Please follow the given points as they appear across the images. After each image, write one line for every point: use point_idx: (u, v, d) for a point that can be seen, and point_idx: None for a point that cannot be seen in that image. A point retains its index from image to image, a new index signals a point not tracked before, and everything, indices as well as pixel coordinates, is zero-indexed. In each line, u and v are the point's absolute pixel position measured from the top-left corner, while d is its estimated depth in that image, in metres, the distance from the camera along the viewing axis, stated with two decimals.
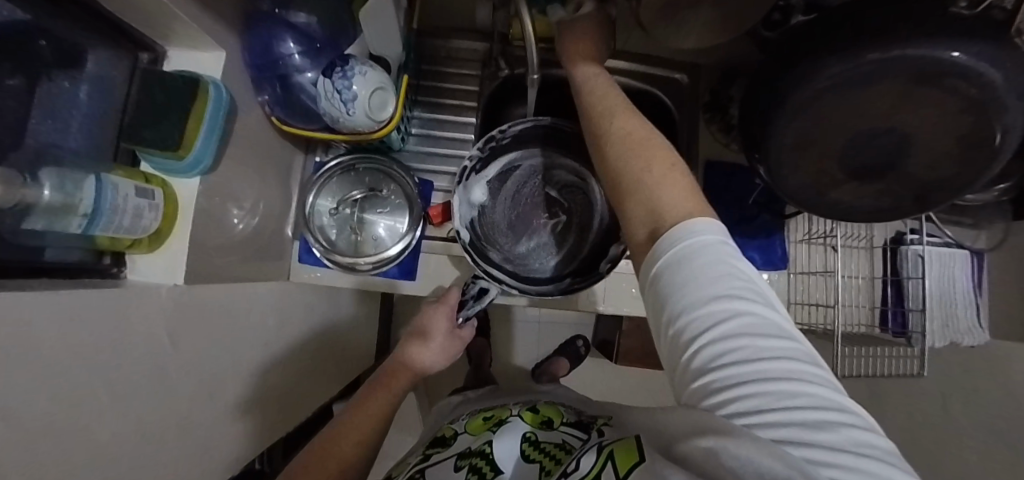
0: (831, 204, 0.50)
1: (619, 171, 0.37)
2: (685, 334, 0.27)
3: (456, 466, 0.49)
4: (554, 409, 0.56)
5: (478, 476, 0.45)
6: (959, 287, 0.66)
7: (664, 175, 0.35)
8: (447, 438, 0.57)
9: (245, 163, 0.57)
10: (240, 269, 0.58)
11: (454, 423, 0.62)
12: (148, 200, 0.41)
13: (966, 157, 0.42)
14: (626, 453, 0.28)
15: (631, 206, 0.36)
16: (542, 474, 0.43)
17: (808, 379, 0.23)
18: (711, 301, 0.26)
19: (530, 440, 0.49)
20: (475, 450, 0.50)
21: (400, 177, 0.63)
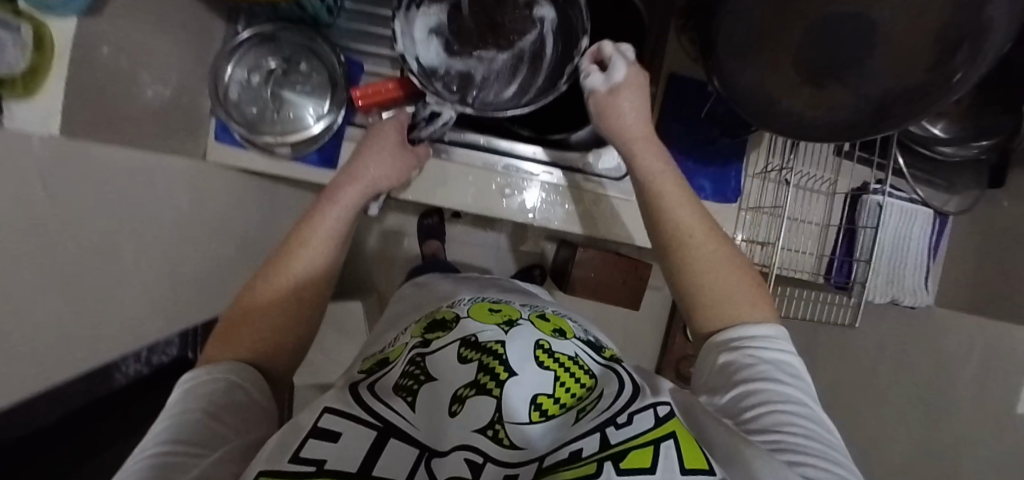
0: (782, 114, 0.41)
1: (702, 268, 0.41)
2: (751, 399, 0.31)
3: (463, 359, 0.36)
4: (564, 322, 0.48)
5: (493, 378, 0.33)
6: (913, 244, 0.62)
7: (752, 294, 0.40)
8: (446, 321, 0.44)
9: (145, 20, 0.51)
10: (146, 140, 0.54)
11: (453, 306, 0.49)
12: (11, 36, 0.37)
13: (945, 46, 0.33)
14: (686, 439, 0.26)
15: (702, 297, 0.40)
16: (559, 388, 0.34)
17: (847, 474, 0.26)
18: (782, 384, 0.32)
19: (545, 348, 0.38)
20: (485, 344, 0.38)
21: (325, 54, 0.55)
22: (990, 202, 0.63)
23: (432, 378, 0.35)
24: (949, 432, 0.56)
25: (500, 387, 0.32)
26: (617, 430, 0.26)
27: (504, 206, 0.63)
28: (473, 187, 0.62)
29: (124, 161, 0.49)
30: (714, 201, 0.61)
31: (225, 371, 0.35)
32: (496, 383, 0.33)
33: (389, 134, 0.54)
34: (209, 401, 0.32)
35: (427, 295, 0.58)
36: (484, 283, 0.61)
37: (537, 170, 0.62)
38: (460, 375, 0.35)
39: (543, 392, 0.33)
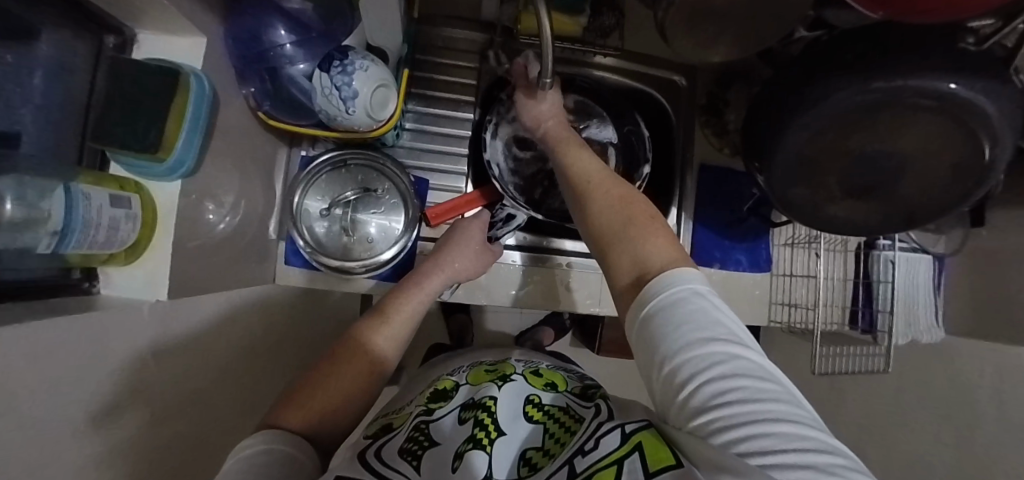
0: (830, 218, 0.52)
1: (622, 228, 0.43)
2: (683, 373, 0.31)
3: (461, 421, 0.42)
4: (557, 375, 0.52)
5: (485, 433, 0.39)
6: (922, 290, 0.71)
7: (650, 236, 0.42)
8: (445, 392, 0.50)
9: (227, 158, 0.52)
10: (221, 271, 0.54)
11: (453, 376, 0.55)
12: (124, 210, 0.37)
13: (958, 173, 0.45)
14: (651, 446, 0.30)
15: (615, 255, 0.43)
16: (548, 439, 0.39)
17: (806, 423, 0.27)
18: (705, 346, 0.31)
19: (534, 403, 0.44)
20: (479, 403, 0.44)
21: (394, 175, 0.61)
22: (974, 239, 0.73)
23: (436, 442, 0.40)
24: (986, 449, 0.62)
25: (491, 444, 0.38)
26: (584, 458, 0.32)
27: (574, 299, 0.69)
28: (537, 285, 0.68)
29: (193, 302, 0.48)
30: (749, 271, 0.69)
31: (284, 433, 0.37)
32: (489, 439, 0.38)
33: (473, 232, 0.60)
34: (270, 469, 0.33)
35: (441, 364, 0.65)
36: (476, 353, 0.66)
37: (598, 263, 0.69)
38: (460, 436, 0.40)
39: (534, 446, 0.39)
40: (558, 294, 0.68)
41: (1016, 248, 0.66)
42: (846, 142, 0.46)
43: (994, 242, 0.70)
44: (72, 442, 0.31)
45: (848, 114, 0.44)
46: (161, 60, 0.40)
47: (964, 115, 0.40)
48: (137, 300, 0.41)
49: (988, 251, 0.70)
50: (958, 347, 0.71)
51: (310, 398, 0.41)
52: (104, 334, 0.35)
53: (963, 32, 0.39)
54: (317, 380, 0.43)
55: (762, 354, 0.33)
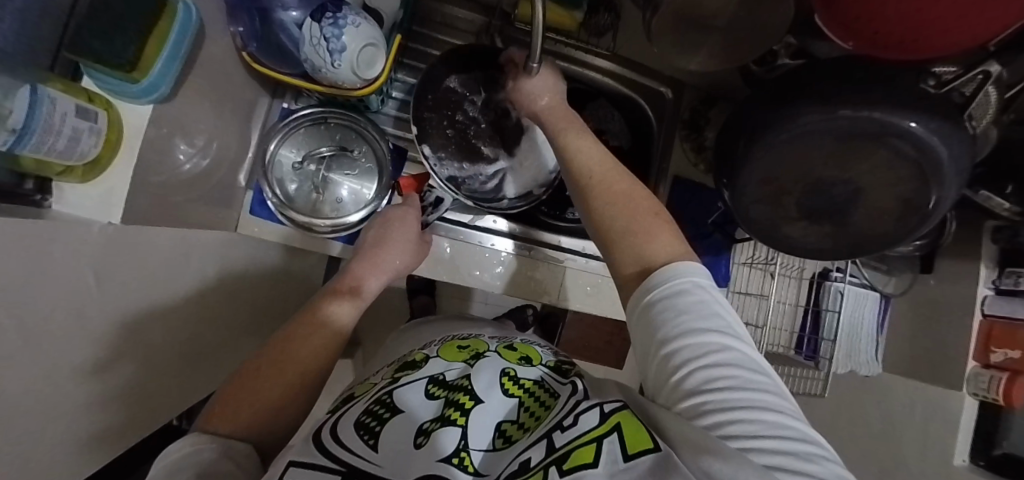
0: (783, 238, 0.55)
1: (628, 220, 0.41)
2: (678, 360, 0.31)
3: (431, 396, 0.40)
4: (533, 350, 0.50)
5: (458, 410, 0.37)
6: (867, 324, 0.74)
7: (656, 231, 0.39)
8: (415, 361, 0.47)
9: (205, 97, 0.52)
10: (182, 209, 0.54)
11: (425, 348, 0.52)
12: (89, 123, 0.37)
13: (906, 208, 0.48)
14: (629, 427, 0.28)
15: (619, 249, 0.40)
16: (523, 414, 0.37)
17: (791, 416, 0.27)
18: (701, 334, 0.31)
19: (510, 376, 0.41)
20: (453, 383, 0.42)
21: (374, 140, 0.62)
22: (920, 285, 0.76)
23: (399, 411, 0.37)
24: None
25: (465, 416, 0.36)
26: (563, 433, 0.29)
27: (537, 289, 0.69)
28: (502, 269, 0.69)
29: (157, 234, 0.48)
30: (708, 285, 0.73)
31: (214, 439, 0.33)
32: (461, 414, 0.36)
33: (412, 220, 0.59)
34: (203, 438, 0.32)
35: (412, 335, 0.62)
36: (446, 323, 0.65)
37: (562, 256, 0.70)
38: (426, 412, 0.38)
39: (508, 419, 0.37)
40: (523, 283, 0.69)
41: (954, 297, 0.69)
42: (806, 166, 0.49)
43: (934, 287, 0.73)
44: (8, 346, 0.31)
45: (809, 138, 0.46)
46: None
47: (912, 154, 0.44)
48: (90, 218, 0.40)
49: (928, 294, 0.74)
50: (891, 385, 0.75)
51: (245, 397, 0.37)
52: (54, 250, 0.35)
53: (924, 74, 0.42)
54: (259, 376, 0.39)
55: (758, 348, 0.32)
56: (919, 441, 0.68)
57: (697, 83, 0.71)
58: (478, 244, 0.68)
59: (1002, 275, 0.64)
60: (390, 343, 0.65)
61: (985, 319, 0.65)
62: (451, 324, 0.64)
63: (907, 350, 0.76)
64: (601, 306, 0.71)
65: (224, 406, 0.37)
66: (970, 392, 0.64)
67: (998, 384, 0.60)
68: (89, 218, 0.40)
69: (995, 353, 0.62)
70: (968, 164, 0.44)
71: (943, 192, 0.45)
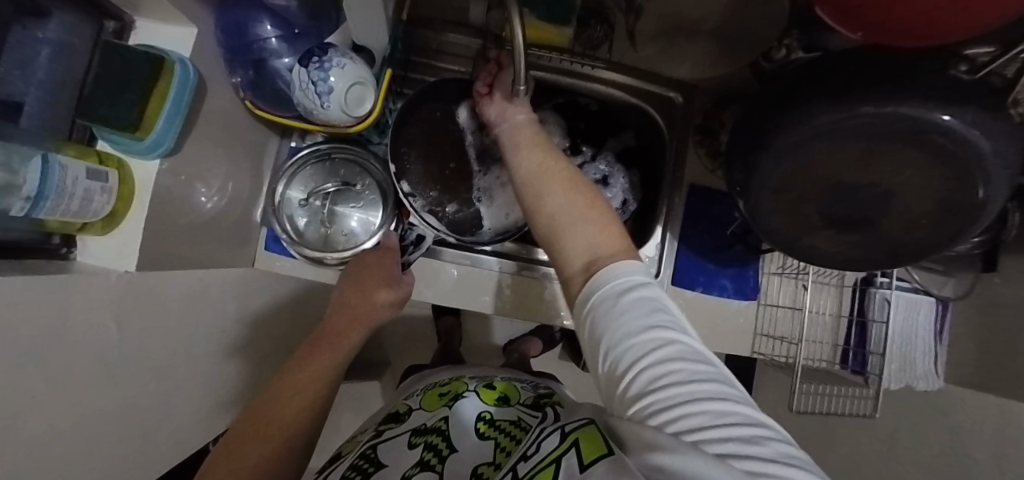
0: (808, 248, 0.51)
1: (563, 216, 0.38)
2: (625, 362, 0.30)
3: (411, 444, 0.41)
4: (511, 387, 0.51)
5: (435, 455, 0.38)
6: (921, 335, 0.67)
7: (599, 228, 0.37)
8: (399, 413, 0.49)
9: (217, 143, 0.55)
10: (201, 250, 0.57)
11: (409, 399, 0.52)
12: (99, 183, 0.39)
13: (946, 211, 0.43)
14: (587, 439, 0.27)
15: (561, 249, 0.38)
16: (499, 452, 0.37)
17: (735, 397, 0.27)
18: (644, 331, 0.30)
19: (485, 420, 0.43)
20: (430, 427, 0.43)
21: (378, 172, 0.63)
22: (984, 285, 0.67)
23: (382, 466, 0.39)
24: None
25: (442, 462, 0.37)
26: (526, 462, 0.29)
27: (547, 312, 0.67)
28: (514, 292, 0.67)
29: (177, 277, 0.51)
30: (735, 298, 0.68)
31: None
32: (438, 459, 0.37)
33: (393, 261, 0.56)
34: None
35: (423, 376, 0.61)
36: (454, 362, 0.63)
37: None
38: (407, 460, 0.39)
39: (486, 461, 0.37)
40: (534, 307, 0.67)
41: None
42: (826, 171, 0.45)
43: (1002, 289, 0.65)
44: (28, 397, 0.33)
45: (826, 137, 0.42)
46: (149, 45, 0.42)
47: (949, 152, 0.39)
48: (112, 268, 0.43)
49: (995, 297, 0.65)
50: (957, 401, 0.67)
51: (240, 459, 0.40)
52: (76, 300, 0.38)
53: (956, 60, 0.37)
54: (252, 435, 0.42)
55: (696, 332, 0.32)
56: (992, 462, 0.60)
57: (709, 85, 0.67)
58: (481, 268, 0.66)
59: None
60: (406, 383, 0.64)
61: None
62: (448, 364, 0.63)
63: (974, 361, 0.67)
64: None
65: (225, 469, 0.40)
66: None
67: None
68: (108, 269, 0.42)
69: None
70: (1018, 159, 0.39)
71: (989, 192, 0.40)
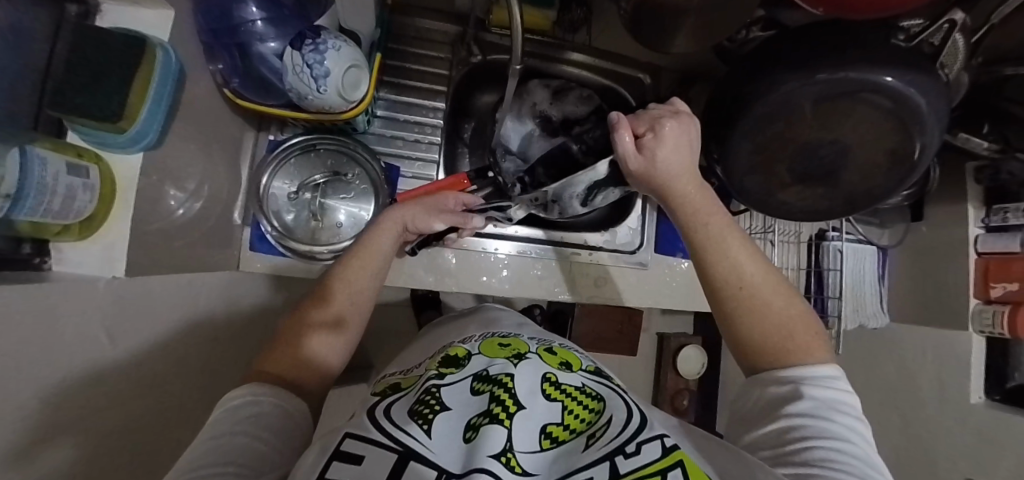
0: (779, 204, 0.58)
1: (776, 314, 0.42)
2: (793, 434, 0.34)
3: (475, 392, 0.42)
4: (570, 355, 0.53)
5: (504, 410, 0.37)
6: (868, 278, 0.75)
7: (801, 330, 0.42)
8: (458, 359, 0.49)
9: (192, 140, 0.52)
10: (180, 255, 0.53)
11: (464, 344, 0.54)
12: (82, 179, 0.36)
13: (892, 161, 0.51)
14: (692, 464, 0.32)
15: (755, 347, 0.42)
16: (568, 415, 0.40)
17: None
18: (821, 421, 0.34)
19: (552, 382, 0.43)
20: (495, 377, 0.43)
21: (365, 161, 0.61)
22: (914, 233, 0.78)
23: (447, 406, 0.39)
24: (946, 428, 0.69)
25: (510, 418, 0.37)
26: (627, 459, 0.33)
27: (540, 290, 0.70)
28: (508, 271, 0.69)
29: (159, 284, 0.47)
30: None
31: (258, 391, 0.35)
32: (507, 414, 0.37)
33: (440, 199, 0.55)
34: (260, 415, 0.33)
35: (444, 332, 0.61)
36: (480, 312, 0.66)
37: (564, 252, 0.71)
38: (473, 407, 0.40)
39: (553, 421, 0.39)
40: (528, 284, 0.69)
41: (948, 242, 0.71)
42: (793, 133, 0.51)
43: (926, 233, 0.75)
44: (32, 416, 0.30)
45: (794, 101, 0.47)
46: (124, 27, 0.39)
47: (894, 108, 0.45)
48: (91, 275, 0.39)
49: (922, 241, 0.76)
50: (901, 334, 0.78)
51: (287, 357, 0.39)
52: (60, 315, 0.34)
53: (894, 30, 0.43)
54: (279, 350, 0.40)
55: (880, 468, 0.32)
56: (932, 380, 0.72)
57: (674, 66, 0.73)
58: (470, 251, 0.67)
59: (990, 212, 0.66)
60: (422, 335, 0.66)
61: (981, 258, 0.67)
62: (474, 314, 0.65)
63: (910, 298, 0.78)
64: (608, 295, 0.73)
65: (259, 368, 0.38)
66: (976, 329, 0.67)
67: (1001, 318, 0.62)
68: (94, 276, 0.39)
69: (995, 288, 0.64)
70: (944, 113, 0.46)
71: (925, 140, 0.47)
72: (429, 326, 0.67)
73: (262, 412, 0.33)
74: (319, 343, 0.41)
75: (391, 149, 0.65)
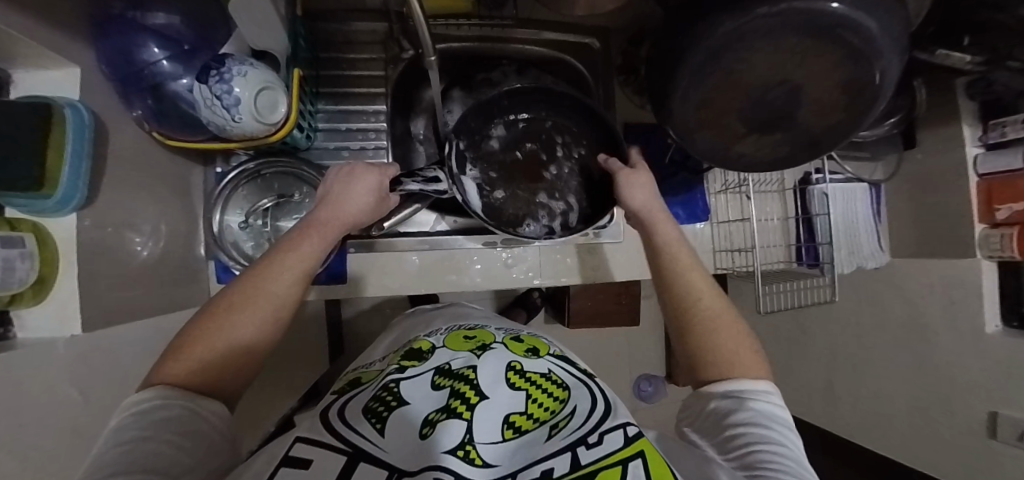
0: (737, 156, 0.54)
1: (729, 347, 0.41)
2: (735, 441, 0.34)
3: (436, 386, 0.42)
4: (539, 341, 0.52)
5: (464, 403, 0.38)
6: (861, 217, 0.72)
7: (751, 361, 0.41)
8: (421, 352, 0.49)
9: (135, 186, 0.52)
10: (147, 299, 0.54)
11: (430, 337, 0.53)
12: (18, 249, 0.37)
13: (850, 96, 0.46)
14: (654, 458, 0.31)
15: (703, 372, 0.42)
16: (531, 404, 0.40)
17: None
18: (759, 428, 0.34)
19: (516, 370, 0.43)
20: (458, 371, 0.43)
21: (312, 178, 0.61)
22: (907, 163, 0.72)
23: (405, 401, 0.40)
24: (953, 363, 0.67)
25: (469, 410, 0.37)
26: (588, 450, 0.32)
27: (511, 278, 0.69)
28: (481, 265, 0.68)
29: (121, 333, 0.49)
30: (689, 223, 0.70)
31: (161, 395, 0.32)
32: (466, 408, 0.37)
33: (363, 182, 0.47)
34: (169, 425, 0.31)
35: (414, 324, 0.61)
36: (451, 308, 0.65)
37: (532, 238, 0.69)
38: (432, 402, 0.40)
39: (516, 411, 0.39)
40: (498, 275, 0.69)
41: (946, 167, 0.66)
42: (740, 79, 0.46)
43: (922, 160, 0.70)
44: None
45: (734, 45, 0.43)
46: (29, 93, 0.39)
47: (847, 38, 0.41)
48: (51, 336, 0.41)
49: (917, 169, 0.71)
50: (904, 271, 0.73)
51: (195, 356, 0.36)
52: (29, 381, 0.36)
53: None
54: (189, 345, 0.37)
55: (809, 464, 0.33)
56: (945, 313, 0.68)
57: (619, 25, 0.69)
58: (431, 250, 0.66)
59: (987, 129, 0.61)
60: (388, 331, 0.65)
61: (982, 180, 0.63)
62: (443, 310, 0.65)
63: (910, 231, 0.73)
64: (583, 275, 0.71)
65: (168, 364, 0.35)
66: (985, 255, 0.63)
67: (1009, 241, 0.58)
68: (51, 338, 0.41)
69: (1000, 211, 0.60)
70: (901, 35, 0.42)
71: (884, 68, 0.43)
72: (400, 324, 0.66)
73: (175, 416, 0.32)
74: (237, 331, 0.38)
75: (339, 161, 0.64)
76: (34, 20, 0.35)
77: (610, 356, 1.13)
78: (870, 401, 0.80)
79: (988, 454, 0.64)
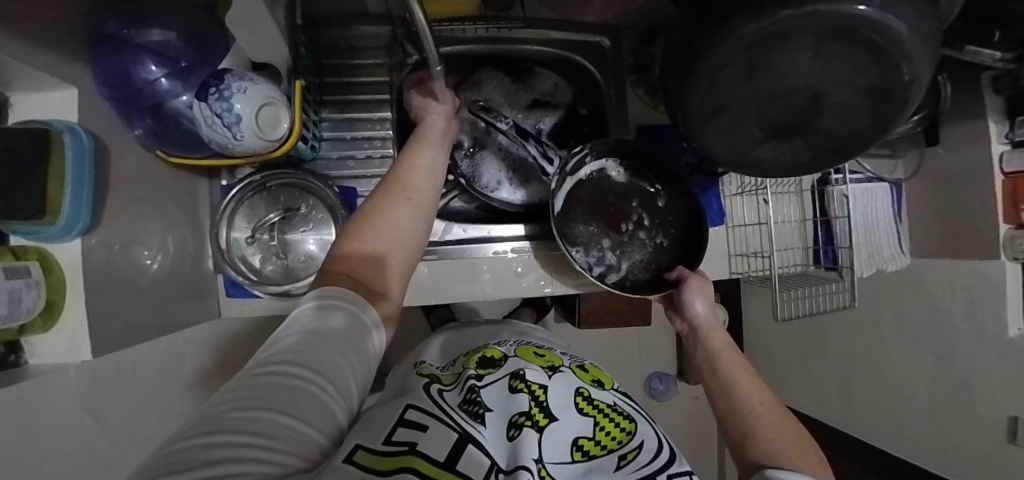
0: (757, 161, 0.53)
1: (780, 434, 0.43)
2: None
3: (513, 390, 0.46)
4: (602, 373, 0.57)
5: (539, 418, 0.42)
6: (881, 216, 0.71)
7: (804, 452, 0.42)
8: (495, 360, 0.54)
9: (141, 203, 0.52)
10: (158, 315, 0.54)
11: (500, 346, 0.59)
12: (24, 279, 0.36)
13: (877, 98, 0.44)
14: None
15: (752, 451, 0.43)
16: (599, 432, 0.44)
17: None
18: None
19: (586, 397, 0.48)
20: (529, 380, 0.47)
21: (318, 189, 0.59)
22: (929, 160, 0.70)
23: (488, 410, 0.44)
24: (977, 364, 0.66)
25: (543, 425, 0.41)
26: None
27: (522, 286, 0.68)
28: (491, 274, 0.67)
29: (133, 353, 0.49)
30: None
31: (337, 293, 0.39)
32: (541, 424, 0.41)
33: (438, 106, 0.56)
34: (339, 316, 0.36)
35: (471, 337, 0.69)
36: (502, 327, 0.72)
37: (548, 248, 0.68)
38: (512, 406, 0.44)
39: (584, 435, 0.43)
40: (511, 284, 0.67)
41: (970, 165, 0.64)
42: (759, 84, 0.44)
43: (946, 157, 0.67)
44: None
45: (755, 48, 0.41)
46: (28, 119, 0.38)
47: (877, 42, 0.38)
48: (61, 363, 0.40)
49: (940, 167, 0.68)
50: (925, 271, 0.71)
51: (348, 269, 0.42)
52: (41, 413, 0.36)
53: None
54: (345, 259, 0.43)
55: None
56: (967, 315, 0.66)
57: (629, 21, 0.67)
58: (439, 260, 0.65)
59: (1015, 125, 0.59)
60: (443, 340, 0.72)
61: (1008, 177, 0.60)
62: (493, 328, 0.72)
63: (932, 231, 0.71)
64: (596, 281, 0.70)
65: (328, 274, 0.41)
66: (1009, 257, 0.61)
67: None
68: (61, 365, 0.40)
69: None
70: (933, 35, 0.39)
71: (915, 68, 0.40)
72: (450, 332, 0.74)
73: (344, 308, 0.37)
74: (376, 242, 0.45)
75: (347, 170, 0.63)
76: (28, 43, 0.34)
77: (621, 354, 1.13)
78: (885, 400, 0.79)
79: (1007, 457, 0.63)
